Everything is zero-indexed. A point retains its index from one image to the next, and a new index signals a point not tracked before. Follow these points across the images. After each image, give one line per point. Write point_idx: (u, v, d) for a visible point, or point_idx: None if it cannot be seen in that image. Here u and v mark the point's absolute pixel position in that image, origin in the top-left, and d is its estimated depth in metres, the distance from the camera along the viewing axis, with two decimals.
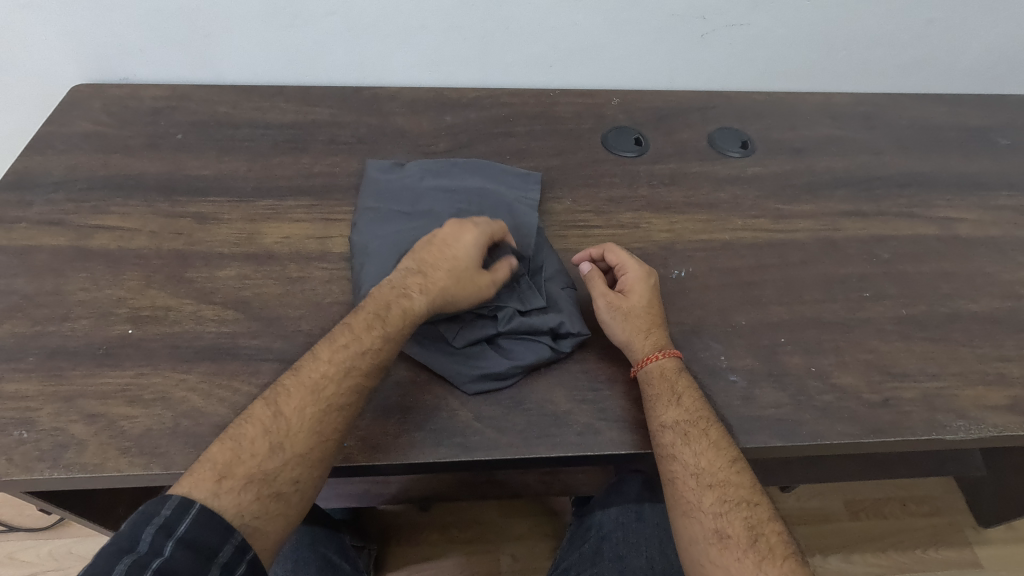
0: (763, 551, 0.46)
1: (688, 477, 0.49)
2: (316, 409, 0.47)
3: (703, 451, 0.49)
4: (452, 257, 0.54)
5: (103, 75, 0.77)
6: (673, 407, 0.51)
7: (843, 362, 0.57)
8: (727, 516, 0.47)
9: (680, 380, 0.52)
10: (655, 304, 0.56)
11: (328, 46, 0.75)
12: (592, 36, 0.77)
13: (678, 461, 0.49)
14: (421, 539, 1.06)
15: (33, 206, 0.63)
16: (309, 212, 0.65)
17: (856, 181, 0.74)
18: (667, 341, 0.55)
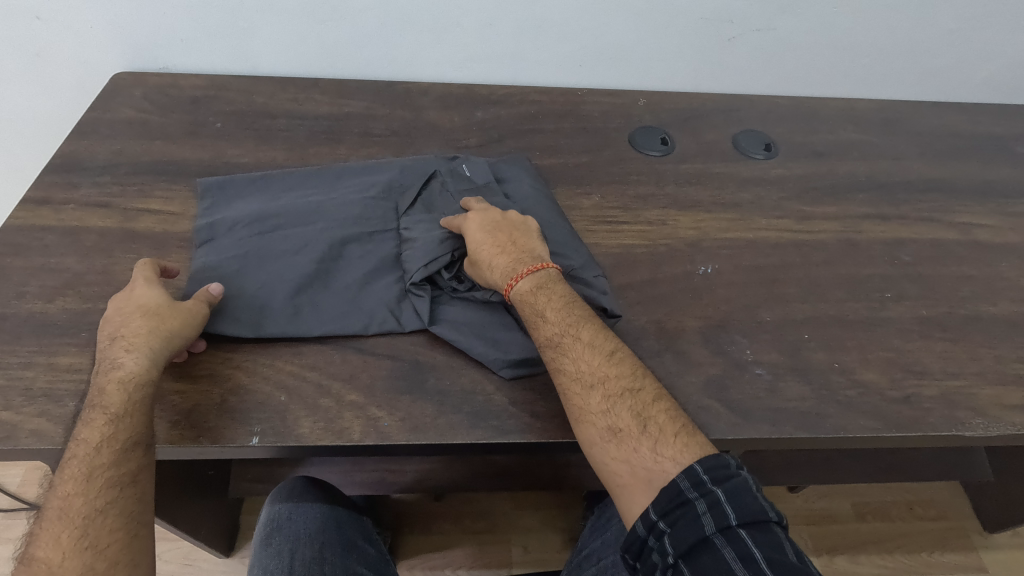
0: (655, 434, 0.48)
1: (573, 384, 0.50)
2: (89, 471, 0.45)
3: (580, 357, 0.51)
4: (143, 299, 0.51)
5: (144, 63, 0.79)
6: (540, 326, 0.53)
7: (866, 359, 0.58)
8: (615, 411, 0.49)
9: (539, 296, 0.54)
10: (487, 233, 0.57)
11: (364, 40, 0.77)
12: (621, 38, 0.78)
13: (559, 373, 0.51)
14: (434, 528, 1.08)
15: (80, 189, 0.65)
16: (339, 202, 0.64)
17: (878, 186, 0.76)
18: (523, 263, 0.55)
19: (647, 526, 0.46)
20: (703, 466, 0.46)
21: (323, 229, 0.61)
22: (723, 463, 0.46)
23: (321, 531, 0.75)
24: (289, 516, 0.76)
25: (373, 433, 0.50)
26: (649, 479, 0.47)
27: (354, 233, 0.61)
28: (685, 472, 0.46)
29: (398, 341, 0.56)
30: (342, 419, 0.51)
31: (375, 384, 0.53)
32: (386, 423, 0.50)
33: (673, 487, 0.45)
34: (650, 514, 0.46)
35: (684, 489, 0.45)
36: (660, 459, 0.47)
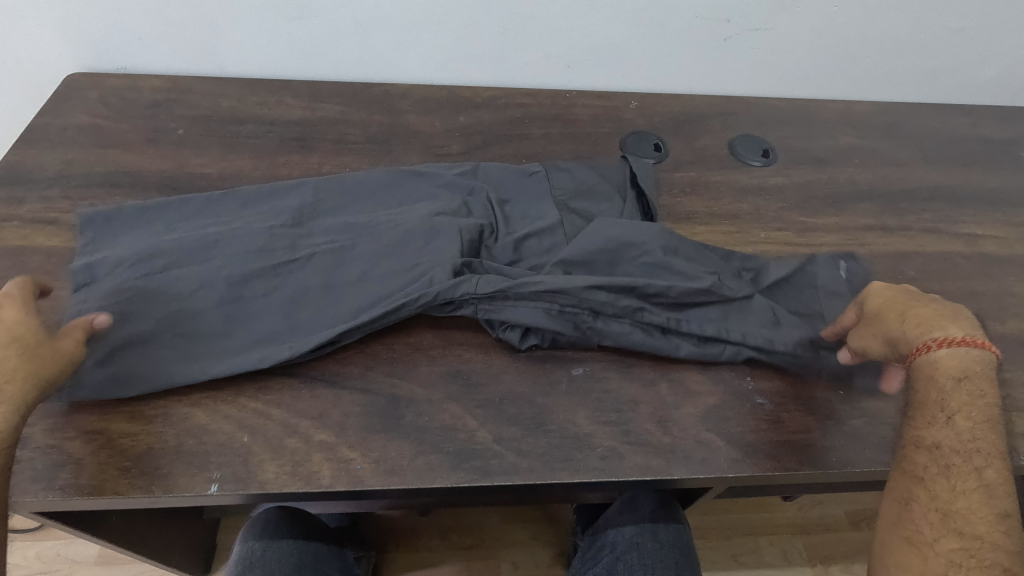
0: None
1: (932, 507, 0.47)
2: None
3: (967, 493, 0.47)
4: (8, 329, 0.44)
5: (100, 64, 0.73)
6: (941, 427, 0.48)
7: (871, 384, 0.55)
8: (971, 572, 0.44)
9: (953, 384, 0.49)
10: (887, 298, 0.53)
11: (338, 40, 0.72)
12: (611, 38, 0.74)
13: (964, 501, 0.46)
14: (420, 544, 1.04)
15: (26, 203, 0.60)
16: (241, 231, 0.55)
17: (881, 195, 0.73)
18: (953, 328, 0.50)
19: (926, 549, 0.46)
20: None
21: (220, 265, 0.53)
22: None
23: (298, 568, 0.69)
24: (261, 552, 0.69)
25: (345, 478, 0.46)
26: None
27: (256, 267, 0.53)
28: None
29: (372, 372, 0.52)
30: (310, 463, 0.46)
31: (346, 421, 0.49)
32: (359, 466, 0.46)
33: None
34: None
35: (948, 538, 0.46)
36: None
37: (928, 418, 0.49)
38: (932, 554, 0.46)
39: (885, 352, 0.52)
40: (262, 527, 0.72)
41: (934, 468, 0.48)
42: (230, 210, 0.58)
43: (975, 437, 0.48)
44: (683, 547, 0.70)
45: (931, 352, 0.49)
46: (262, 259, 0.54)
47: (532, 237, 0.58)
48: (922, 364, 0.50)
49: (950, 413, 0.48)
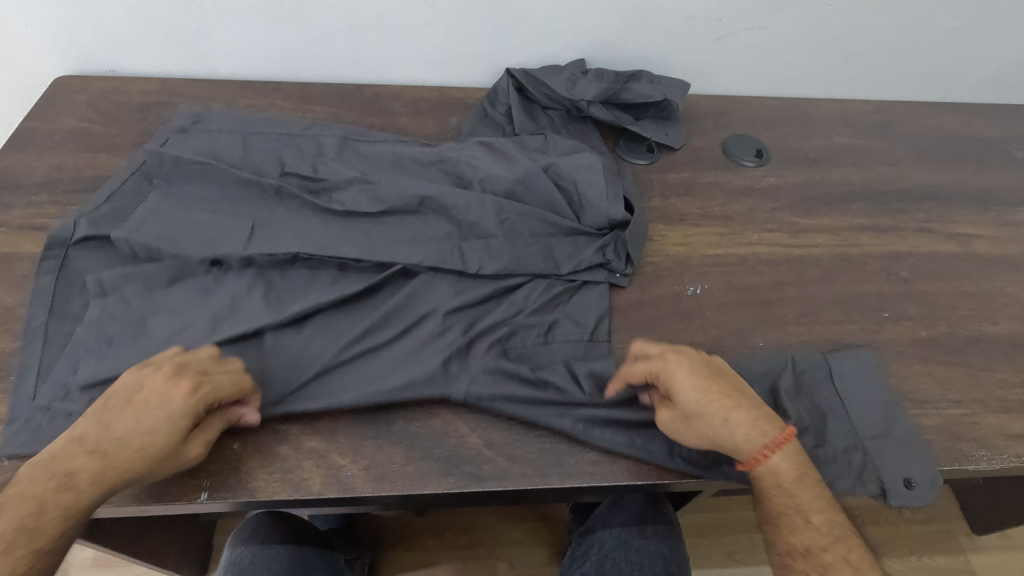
0: (860, 575, 0.46)
1: (799, 522, 0.47)
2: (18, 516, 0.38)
3: (810, 498, 0.47)
4: (153, 432, 0.41)
5: (89, 66, 0.73)
6: (802, 526, 0.47)
7: (861, 402, 0.54)
8: (833, 548, 0.46)
9: (801, 485, 0.47)
10: (702, 383, 0.48)
11: (328, 41, 0.72)
12: (603, 38, 0.74)
13: (789, 497, 0.47)
14: (415, 544, 1.00)
15: (14, 209, 0.60)
16: (220, 246, 0.54)
17: (873, 195, 0.72)
18: (767, 430, 0.48)
19: None
20: None
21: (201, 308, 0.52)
22: None
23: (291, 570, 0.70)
24: (252, 558, 0.69)
25: (335, 484, 0.46)
26: None
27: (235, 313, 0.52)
28: None
29: None
30: (301, 469, 0.46)
31: (337, 427, 0.49)
32: (349, 473, 0.46)
33: None
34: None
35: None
36: None
37: (791, 520, 0.47)
38: (823, 555, 0.46)
39: (759, 437, 0.47)
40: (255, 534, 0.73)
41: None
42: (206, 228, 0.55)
43: (795, 461, 0.48)
44: (672, 543, 0.72)
45: (767, 458, 0.47)
46: (244, 302, 0.52)
47: (509, 216, 0.58)
48: (765, 474, 0.47)
49: (806, 514, 0.47)
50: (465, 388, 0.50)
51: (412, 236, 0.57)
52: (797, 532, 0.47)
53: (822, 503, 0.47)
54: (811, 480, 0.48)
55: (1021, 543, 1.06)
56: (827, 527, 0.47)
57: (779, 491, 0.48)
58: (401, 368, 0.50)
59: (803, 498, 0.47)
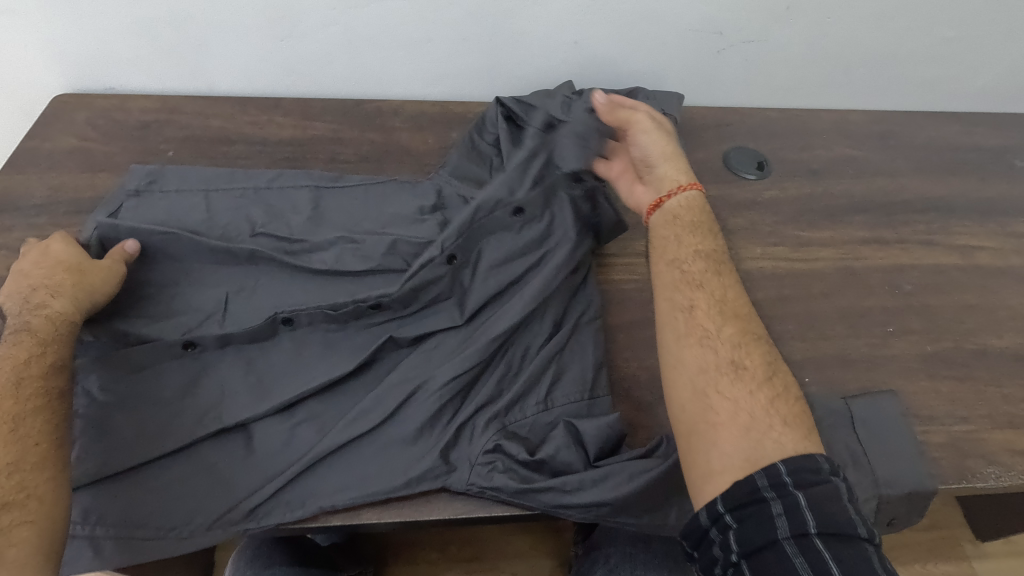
0: (775, 390, 0.47)
1: (705, 306, 0.51)
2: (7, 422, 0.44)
3: (723, 287, 0.53)
4: (67, 304, 0.50)
5: (88, 84, 0.72)
6: (694, 244, 0.55)
7: (880, 446, 0.53)
8: (741, 351, 0.49)
9: (696, 217, 0.57)
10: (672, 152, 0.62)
11: (328, 57, 0.71)
12: (604, 52, 0.74)
13: (697, 292, 0.52)
14: (418, 557, 1.00)
15: (15, 232, 0.60)
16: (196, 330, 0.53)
17: (875, 207, 0.72)
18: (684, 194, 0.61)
19: (711, 517, 0.43)
20: (786, 467, 0.42)
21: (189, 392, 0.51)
22: (811, 464, 0.43)
23: None
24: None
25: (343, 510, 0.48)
26: (742, 423, 0.45)
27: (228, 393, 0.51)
28: (765, 472, 0.42)
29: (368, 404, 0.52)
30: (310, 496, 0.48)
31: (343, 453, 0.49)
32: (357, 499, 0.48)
33: (750, 480, 0.42)
34: (717, 505, 0.43)
35: (762, 488, 0.42)
36: (769, 412, 0.46)
37: (696, 267, 0.54)
38: (718, 349, 0.49)
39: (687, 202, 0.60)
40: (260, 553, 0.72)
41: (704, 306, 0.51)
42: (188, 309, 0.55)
43: (714, 245, 0.56)
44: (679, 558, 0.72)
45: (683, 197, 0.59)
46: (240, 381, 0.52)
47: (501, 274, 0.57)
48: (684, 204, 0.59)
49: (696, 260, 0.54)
50: (467, 477, 0.49)
51: (401, 304, 0.55)
52: (703, 278, 0.53)
53: (730, 293, 0.53)
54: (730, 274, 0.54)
55: None
56: (744, 329, 0.51)
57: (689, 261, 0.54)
58: (397, 456, 0.50)
59: (727, 291, 0.53)
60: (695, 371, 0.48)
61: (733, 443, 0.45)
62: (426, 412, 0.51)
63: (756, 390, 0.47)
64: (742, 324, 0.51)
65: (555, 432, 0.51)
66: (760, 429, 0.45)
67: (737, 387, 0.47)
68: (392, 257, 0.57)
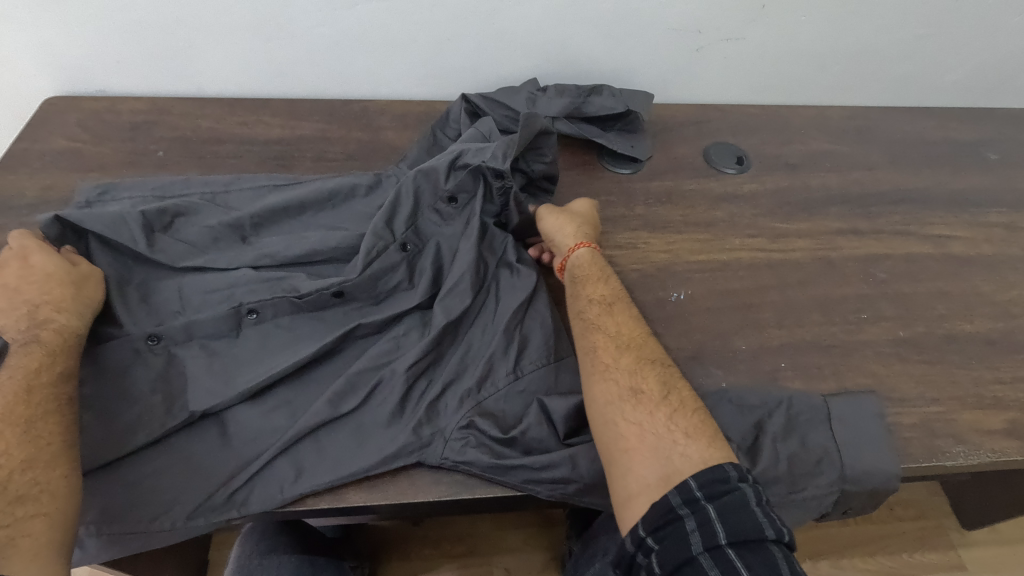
0: (675, 405, 0.48)
1: (606, 343, 0.53)
2: (11, 428, 0.44)
3: (621, 322, 0.55)
4: (70, 318, 0.51)
5: (78, 87, 0.74)
6: (597, 285, 0.58)
7: (862, 443, 0.52)
8: (639, 377, 0.50)
9: (594, 262, 0.60)
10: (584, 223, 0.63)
11: (315, 58, 0.73)
12: (585, 51, 0.75)
13: (598, 330, 0.54)
14: (413, 553, 1.01)
15: (6, 230, 0.61)
16: (160, 323, 0.54)
17: (851, 199, 0.74)
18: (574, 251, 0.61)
19: (635, 540, 0.43)
20: (697, 482, 0.43)
21: (156, 383, 0.52)
22: (721, 476, 0.43)
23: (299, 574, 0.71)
24: (258, 561, 0.71)
25: (329, 496, 0.49)
26: (655, 444, 0.46)
27: (198, 380, 0.52)
28: (678, 489, 0.43)
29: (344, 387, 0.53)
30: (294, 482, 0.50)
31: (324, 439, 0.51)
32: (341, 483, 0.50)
33: (664, 500, 0.43)
34: (638, 530, 0.43)
35: (676, 505, 0.42)
36: (672, 429, 0.46)
37: (593, 307, 0.56)
38: (617, 378, 0.50)
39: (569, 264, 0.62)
40: (261, 538, 0.73)
41: (607, 345, 0.53)
42: (151, 303, 0.56)
43: (615, 287, 0.58)
44: None
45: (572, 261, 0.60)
46: (211, 368, 0.53)
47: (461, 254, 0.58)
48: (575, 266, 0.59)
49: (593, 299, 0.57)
50: (441, 452, 0.50)
51: (365, 296, 0.57)
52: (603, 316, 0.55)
53: (627, 328, 0.55)
54: (625, 310, 0.56)
55: (1008, 537, 1.08)
56: (639, 360, 0.52)
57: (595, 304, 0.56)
58: (372, 436, 0.51)
59: (610, 326, 0.54)
60: (602, 403, 0.49)
61: (646, 466, 0.45)
62: (397, 393, 0.52)
63: (656, 410, 0.48)
64: (638, 351, 0.53)
65: (527, 412, 0.52)
66: (665, 445, 0.46)
67: (640, 411, 0.48)
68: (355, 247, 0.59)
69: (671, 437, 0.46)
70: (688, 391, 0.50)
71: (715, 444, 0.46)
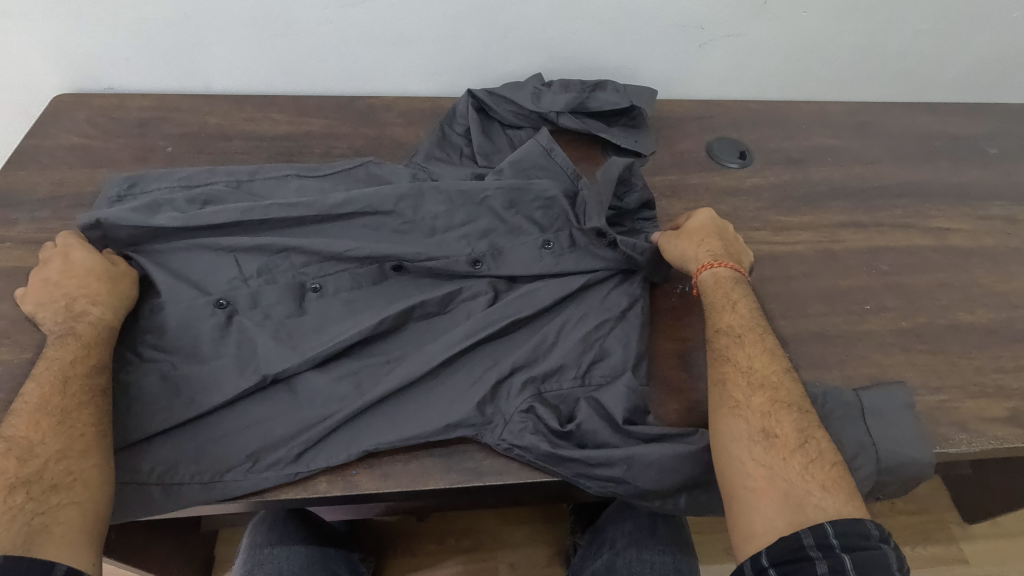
0: (811, 455, 0.47)
1: (740, 377, 0.52)
2: (50, 417, 0.46)
3: (755, 355, 0.54)
4: (105, 311, 0.52)
5: (87, 84, 0.74)
6: (726, 313, 0.56)
7: (888, 437, 0.52)
8: (775, 418, 0.49)
9: (733, 288, 0.58)
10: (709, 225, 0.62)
11: (322, 55, 0.74)
12: (590, 47, 0.76)
13: (729, 363, 0.53)
14: (419, 548, 1.01)
15: (18, 225, 0.62)
16: (196, 309, 0.54)
17: (853, 192, 0.75)
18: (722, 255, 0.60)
19: (755, 567, 0.43)
20: (835, 528, 0.42)
21: (191, 367, 0.52)
22: (862, 530, 0.43)
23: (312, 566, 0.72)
24: (270, 549, 0.71)
25: (342, 483, 0.50)
26: (783, 490, 0.45)
27: (236, 364, 0.52)
28: (812, 529, 0.43)
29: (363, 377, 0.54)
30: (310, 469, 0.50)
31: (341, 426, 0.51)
32: (355, 472, 0.50)
33: (796, 539, 0.43)
34: (761, 559, 0.43)
35: (807, 545, 0.42)
36: (808, 478, 0.46)
37: (731, 337, 0.55)
38: (749, 418, 0.49)
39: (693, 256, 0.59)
40: (273, 527, 0.74)
41: (742, 381, 0.52)
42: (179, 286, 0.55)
43: (747, 315, 0.56)
44: (679, 542, 0.74)
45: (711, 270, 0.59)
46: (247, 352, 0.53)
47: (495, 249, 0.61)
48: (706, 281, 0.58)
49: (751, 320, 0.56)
50: (498, 434, 0.51)
51: (423, 270, 0.59)
52: (746, 345, 0.54)
53: (759, 361, 0.53)
54: (770, 341, 0.55)
55: (1010, 530, 1.08)
56: (773, 398, 0.51)
57: (718, 335, 0.55)
58: (420, 417, 0.52)
59: (756, 359, 0.53)
60: (730, 441, 0.48)
61: (773, 510, 0.45)
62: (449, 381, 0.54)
63: (791, 457, 0.47)
64: (774, 392, 0.51)
65: (579, 405, 0.52)
66: (798, 495, 0.45)
67: (771, 455, 0.47)
68: (415, 227, 0.61)
69: (804, 486, 0.46)
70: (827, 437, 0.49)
71: (849, 498, 0.45)
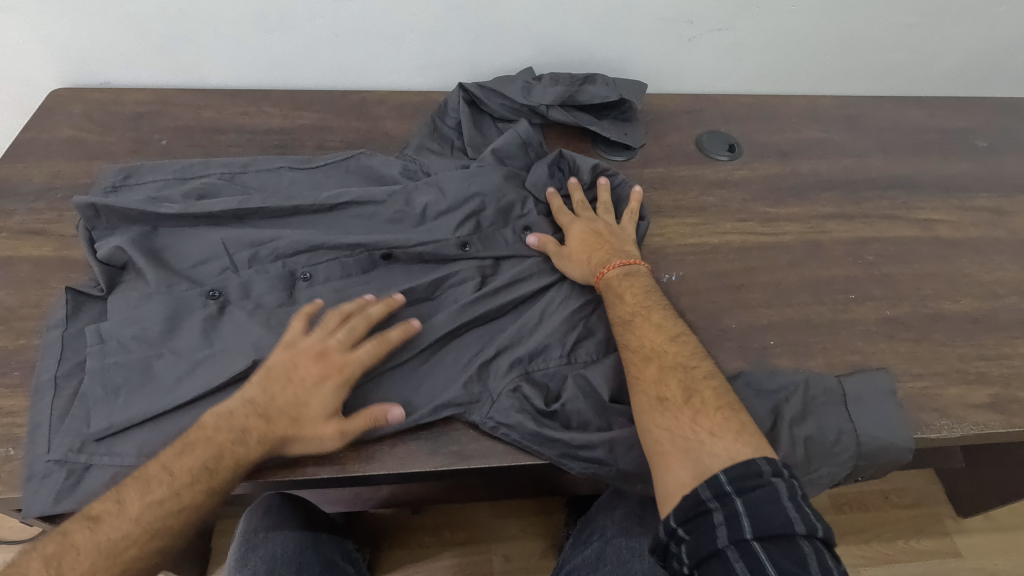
0: (710, 425, 0.46)
1: (638, 371, 0.51)
2: (178, 505, 0.45)
3: (645, 340, 0.52)
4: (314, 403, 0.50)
5: (83, 79, 0.75)
6: (618, 306, 0.55)
7: (871, 420, 0.53)
8: (673, 400, 0.48)
9: (625, 282, 0.57)
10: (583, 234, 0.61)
11: (314, 49, 0.75)
12: (580, 41, 0.77)
13: (630, 360, 0.52)
14: (414, 540, 1.02)
15: (14, 216, 0.63)
16: (189, 297, 0.55)
17: (840, 184, 0.76)
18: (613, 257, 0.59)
19: (669, 531, 0.43)
20: (728, 476, 0.42)
21: (182, 352, 0.53)
22: (755, 471, 0.42)
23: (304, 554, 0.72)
24: (263, 534, 0.72)
25: (328, 466, 0.50)
26: (696, 462, 0.44)
27: (228, 347, 0.53)
28: (708, 483, 0.42)
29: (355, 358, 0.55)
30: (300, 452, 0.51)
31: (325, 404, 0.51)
32: (342, 454, 0.51)
33: (698, 500, 0.42)
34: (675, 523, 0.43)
35: (705, 499, 0.42)
36: (713, 446, 0.44)
37: (627, 332, 0.54)
38: (656, 406, 0.48)
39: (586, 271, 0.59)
40: (265, 513, 0.74)
41: (639, 376, 0.50)
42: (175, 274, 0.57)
43: (641, 302, 0.55)
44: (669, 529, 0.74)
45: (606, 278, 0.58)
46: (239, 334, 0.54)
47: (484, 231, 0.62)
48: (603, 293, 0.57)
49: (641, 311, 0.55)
50: (485, 413, 0.52)
51: (412, 257, 0.60)
52: (642, 336, 0.53)
53: (655, 346, 0.52)
54: (667, 325, 0.54)
55: (1003, 524, 1.09)
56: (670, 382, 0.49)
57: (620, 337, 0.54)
58: (416, 393, 0.53)
59: (649, 347, 0.52)
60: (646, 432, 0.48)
61: (683, 469, 0.44)
62: (441, 357, 0.55)
63: (691, 431, 0.46)
64: (671, 375, 0.50)
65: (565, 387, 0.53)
66: (707, 463, 0.44)
67: (678, 435, 0.46)
68: (406, 214, 0.62)
69: (710, 454, 0.44)
70: (729, 405, 0.48)
71: (752, 454, 0.44)
